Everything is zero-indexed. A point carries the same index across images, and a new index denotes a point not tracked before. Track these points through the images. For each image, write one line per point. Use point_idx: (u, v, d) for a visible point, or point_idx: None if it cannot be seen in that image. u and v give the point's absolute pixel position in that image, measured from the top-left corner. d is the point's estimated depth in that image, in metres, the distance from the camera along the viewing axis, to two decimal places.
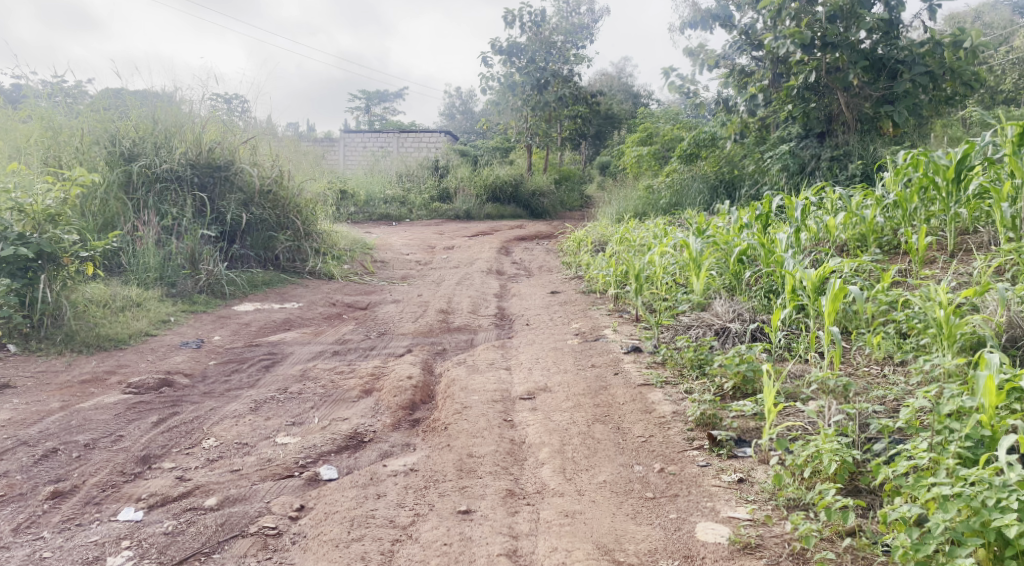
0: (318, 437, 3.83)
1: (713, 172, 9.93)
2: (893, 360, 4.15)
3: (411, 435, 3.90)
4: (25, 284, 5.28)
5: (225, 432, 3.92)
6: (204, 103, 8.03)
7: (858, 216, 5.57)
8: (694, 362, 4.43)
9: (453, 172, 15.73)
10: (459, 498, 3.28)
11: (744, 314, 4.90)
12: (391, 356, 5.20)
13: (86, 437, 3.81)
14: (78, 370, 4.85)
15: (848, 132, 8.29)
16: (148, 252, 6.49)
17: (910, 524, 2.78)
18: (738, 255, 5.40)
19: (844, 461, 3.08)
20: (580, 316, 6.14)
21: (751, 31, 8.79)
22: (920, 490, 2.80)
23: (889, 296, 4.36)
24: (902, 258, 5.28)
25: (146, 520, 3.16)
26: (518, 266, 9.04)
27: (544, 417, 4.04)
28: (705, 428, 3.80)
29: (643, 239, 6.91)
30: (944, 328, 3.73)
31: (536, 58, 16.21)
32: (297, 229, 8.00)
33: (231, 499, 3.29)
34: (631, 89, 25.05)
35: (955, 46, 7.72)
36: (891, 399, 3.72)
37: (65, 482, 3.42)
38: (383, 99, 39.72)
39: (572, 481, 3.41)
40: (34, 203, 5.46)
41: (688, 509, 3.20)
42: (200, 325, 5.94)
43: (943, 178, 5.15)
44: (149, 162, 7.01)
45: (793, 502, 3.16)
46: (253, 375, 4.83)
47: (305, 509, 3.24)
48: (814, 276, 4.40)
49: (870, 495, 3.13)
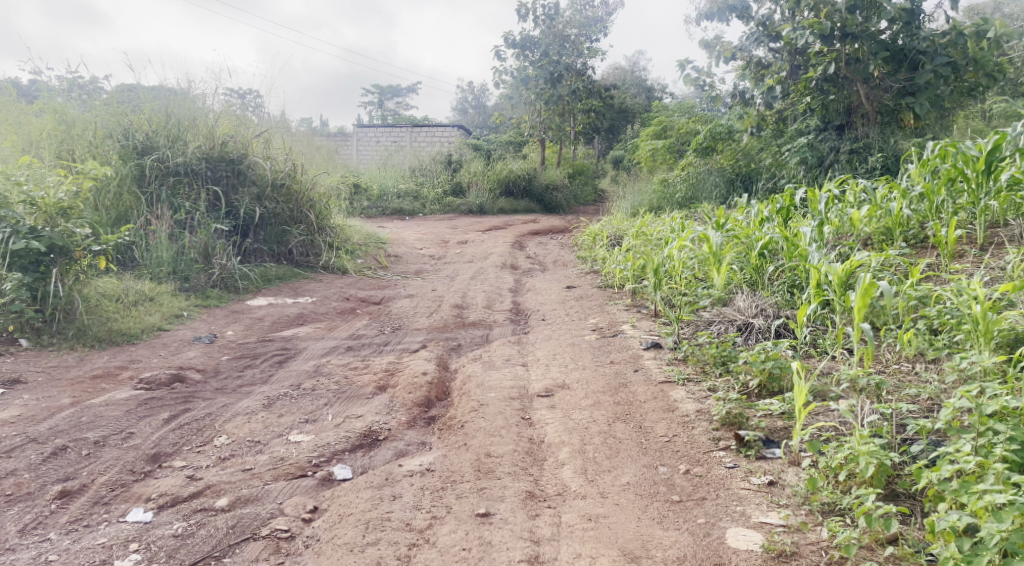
0: (331, 435, 3.74)
1: (729, 165, 9.76)
2: (926, 358, 3.99)
3: (427, 434, 3.80)
4: (36, 278, 5.22)
5: (237, 429, 3.83)
6: (217, 97, 7.96)
7: (883, 210, 5.42)
8: (717, 359, 4.29)
9: (466, 166, 15.67)
10: (478, 500, 3.18)
11: (768, 309, 4.79)
12: (406, 352, 5.10)
13: (96, 434, 3.73)
14: (89, 366, 4.78)
15: (868, 123, 8.12)
16: (161, 245, 6.45)
17: (961, 534, 2.65)
18: (760, 249, 5.24)
19: (881, 464, 2.95)
20: (597, 311, 6.02)
21: (768, 22, 8.59)
22: (969, 497, 2.67)
23: (919, 291, 4.27)
24: (930, 252, 5.13)
25: (156, 521, 3.07)
26: (533, 261, 8.92)
27: (564, 415, 3.93)
28: (732, 428, 3.65)
29: (660, 233, 6.79)
30: (981, 324, 3.65)
31: (550, 51, 16.05)
32: (311, 223, 7.90)
33: (242, 499, 3.20)
34: (645, 83, 24.80)
35: (978, 36, 7.47)
36: (926, 398, 3.57)
37: (74, 481, 3.33)
38: (395, 94, 39.48)
39: (594, 483, 3.29)
40: (46, 196, 5.39)
41: (716, 514, 3.08)
42: (213, 320, 5.86)
43: (973, 170, 5.00)
44: (163, 155, 6.96)
45: (828, 506, 3.03)
46: (266, 371, 4.75)
47: (319, 510, 3.14)
48: (840, 270, 4.35)
49: (909, 500, 2.99)
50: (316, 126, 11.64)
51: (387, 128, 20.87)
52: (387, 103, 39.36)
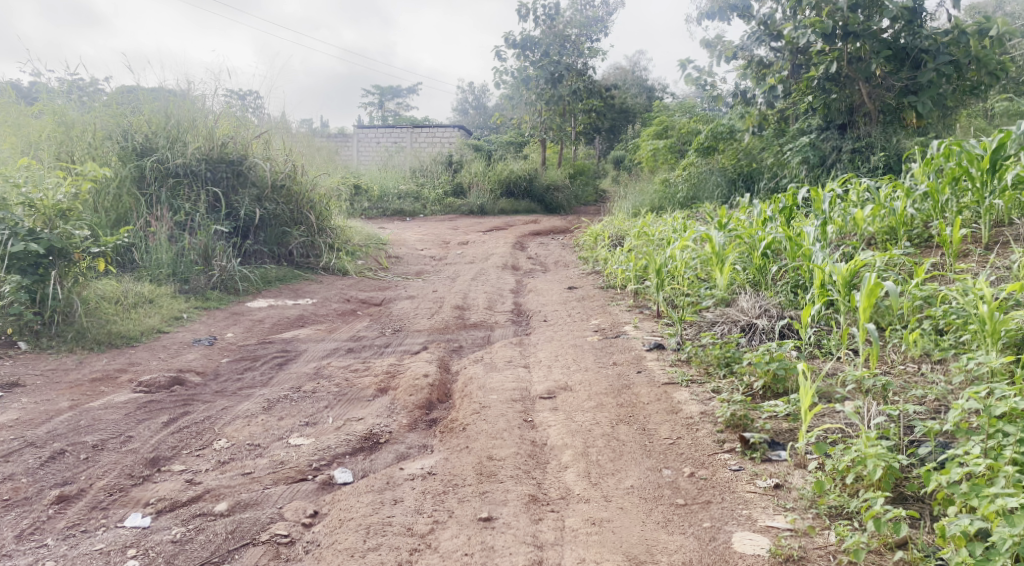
0: (332, 438, 3.70)
1: (731, 165, 9.72)
2: (931, 358, 3.95)
3: (428, 437, 3.77)
4: (35, 280, 5.19)
5: (236, 433, 3.80)
6: (217, 98, 7.94)
7: (887, 209, 5.38)
8: (720, 360, 4.25)
9: (467, 167, 15.64)
10: (480, 504, 3.14)
11: (771, 309, 4.75)
12: (407, 354, 5.07)
13: (94, 438, 3.70)
14: (88, 369, 4.75)
15: (870, 123, 8.06)
16: (161, 248, 6.42)
17: (973, 539, 2.61)
18: (763, 249, 5.21)
19: (889, 467, 2.92)
20: (599, 312, 5.98)
21: (769, 21, 8.54)
22: (980, 500, 2.64)
23: (924, 290, 4.23)
24: (934, 252, 5.09)
25: (154, 526, 3.04)
26: (534, 261, 8.89)
27: (566, 417, 3.89)
28: (736, 430, 3.61)
29: (662, 234, 6.75)
30: (988, 324, 3.62)
31: (551, 51, 16.01)
32: (312, 225, 7.87)
33: (242, 504, 3.16)
34: (646, 83, 24.75)
35: (981, 34, 7.44)
36: (933, 399, 3.53)
37: (71, 485, 3.30)
38: (395, 95, 39.43)
39: (598, 486, 3.25)
40: (45, 198, 5.36)
41: (722, 518, 3.04)
42: (213, 322, 5.83)
43: (978, 169, 4.96)
44: (162, 156, 6.94)
45: (835, 510, 2.99)
46: (266, 373, 4.72)
47: (320, 515, 3.11)
48: (844, 269, 4.32)
49: (918, 504, 2.95)
50: (317, 127, 11.60)
51: (387, 129, 20.83)
52: (387, 104, 39.33)
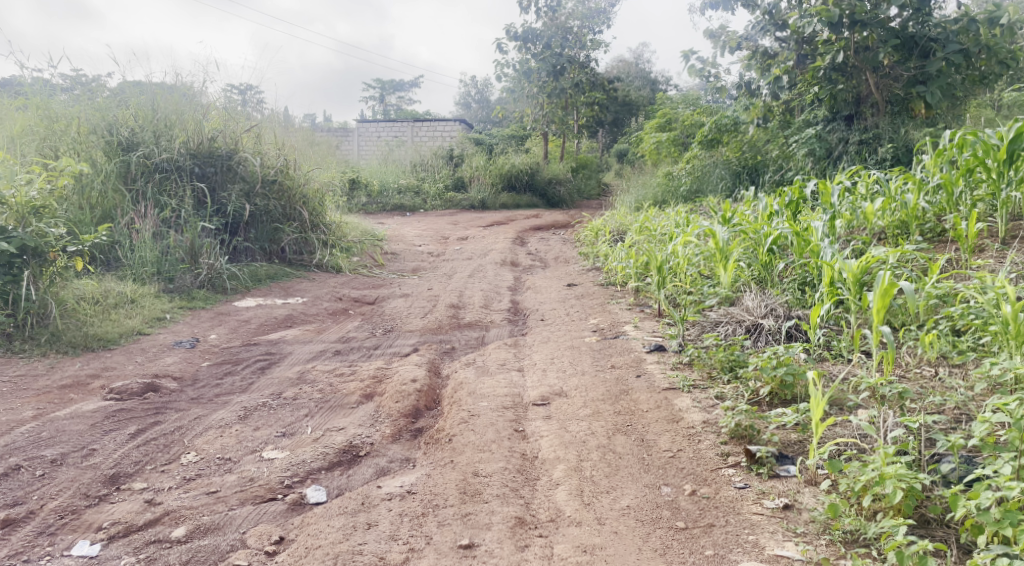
0: (308, 452, 3.45)
1: (735, 158, 9.39)
2: (949, 362, 3.66)
3: (411, 449, 3.52)
4: (7, 281, 4.95)
5: (207, 445, 3.54)
6: (205, 91, 7.68)
7: (898, 201, 5.08)
8: (724, 364, 4.01)
9: (467, 161, 15.35)
10: (462, 528, 2.89)
11: (778, 309, 4.47)
12: (396, 356, 4.81)
13: (54, 452, 3.45)
14: (59, 374, 4.50)
15: (877, 114, 7.78)
16: (145, 245, 6.15)
17: None
18: (770, 245, 4.93)
19: (909, 487, 2.68)
20: (599, 311, 5.70)
21: (774, 10, 8.21)
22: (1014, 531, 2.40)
23: (939, 288, 3.96)
24: (948, 246, 4.80)
25: (102, 556, 2.79)
26: (534, 257, 8.61)
27: (560, 427, 3.63)
28: (740, 442, 3.35)
29: (664, 229, 6.46)
30: (1012, 326, 3.36)
31: (552, 43, 15.78)
32: (304, 221, 7.60)
33: (202, 528, 2.92)
34: (649, 74, 24.38)
35: (991, 22, 7.08)
36: (952, 407, 3.27)
37: (22, 506, 3.05)
38: (397, 88, 39.17)
39: (590, 507, 3.00)
40: (17, 194, 5.14)
41: (726, 544, 2.79)
42: (196, 323, 5.58)
43: (995, 160, 4.65)
44: (148, 151, 6.67)
45: (850, 535, 2.75)
46: (247, 378, 4.46)
47: (285, 542, 2.86)
48: (854, 267, 4.03)
49: (942, 528, 2.70)
50: (315, 120, 11.40)
51: (388, 123, 20.57)
52: (389, 99, 39.08)
